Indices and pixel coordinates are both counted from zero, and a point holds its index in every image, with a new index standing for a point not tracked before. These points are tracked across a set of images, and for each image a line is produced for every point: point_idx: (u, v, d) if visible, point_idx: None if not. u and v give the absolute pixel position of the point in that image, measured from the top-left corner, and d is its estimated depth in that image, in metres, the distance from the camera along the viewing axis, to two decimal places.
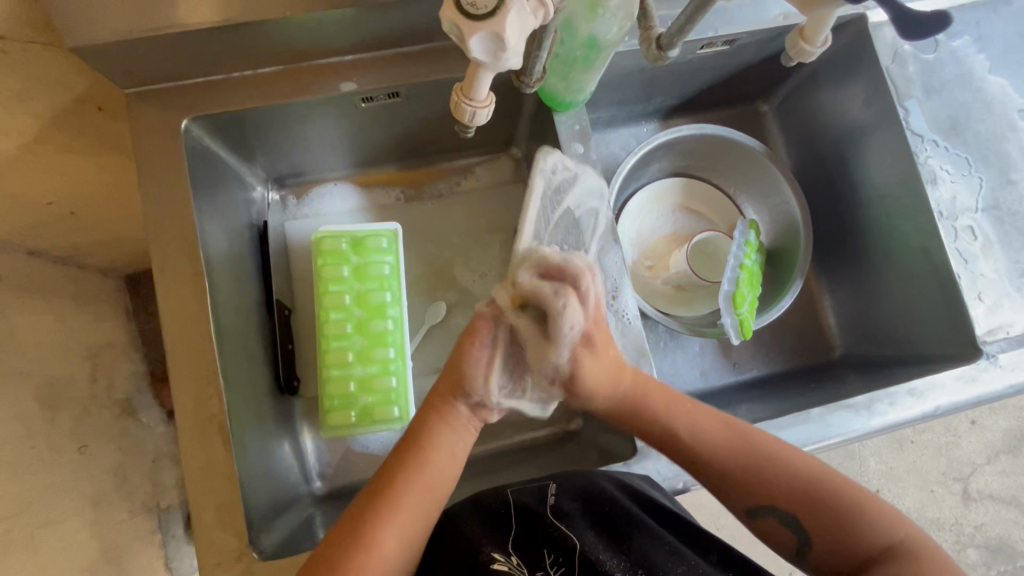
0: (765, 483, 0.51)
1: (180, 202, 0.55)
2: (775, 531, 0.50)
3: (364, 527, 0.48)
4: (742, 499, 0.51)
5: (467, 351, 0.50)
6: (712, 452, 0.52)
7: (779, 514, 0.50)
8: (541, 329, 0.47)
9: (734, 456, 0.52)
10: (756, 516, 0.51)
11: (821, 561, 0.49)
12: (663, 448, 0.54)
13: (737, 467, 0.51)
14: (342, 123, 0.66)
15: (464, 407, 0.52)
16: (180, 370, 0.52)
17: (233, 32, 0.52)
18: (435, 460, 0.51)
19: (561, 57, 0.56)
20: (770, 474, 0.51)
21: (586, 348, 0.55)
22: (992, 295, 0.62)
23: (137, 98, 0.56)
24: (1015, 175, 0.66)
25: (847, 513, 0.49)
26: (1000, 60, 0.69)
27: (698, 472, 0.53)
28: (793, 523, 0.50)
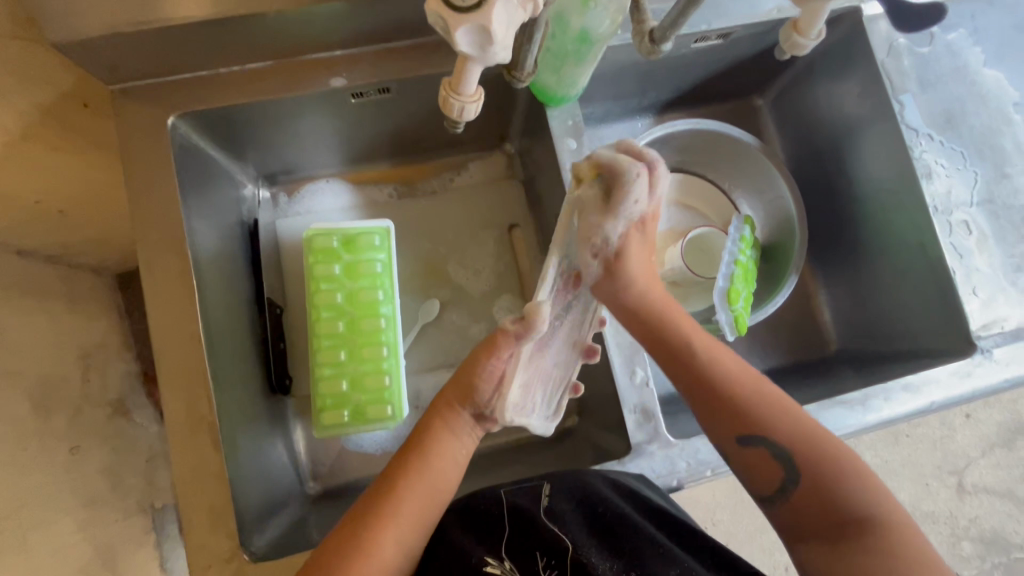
0: (766, 416, 0.50)
1: (167, 200, 0.54)
2: (763, 466, 0.50)
3: (364, 525, 0.48)
4: (738, 420, 0.50)
5: (483, 361, 0.50)
6: (721, 364, 0.52)
7: (771, 448, 0.50)
8: (605, 199, 0.48)
9: (740, 379, 0.52)
10: (748, 444, 0.50)
11: (798, 509, 0.48)
12: (672, 358, 0.53)
13: (743, 391, 0.51)
14: (332, 120, 0.65)
15: (469, 415, 0.53)
16: (169, 370, 0.52)
17: (219, 27, 0.51)
18: (439, 464, 0.51)
19: (553, 52, 0.55)
20: (773, 406, 0.51)
21: (629, 248, 0.52)
22: (987, 290, 0.62)
23: (121, 95, 0.55)
24: (1010, 169, 0.66)
25: (836, 474, 0.48)
26: (995, 53, 0.68)
27: (700, 384, 0.52)
28: (783, 460, 0.49)
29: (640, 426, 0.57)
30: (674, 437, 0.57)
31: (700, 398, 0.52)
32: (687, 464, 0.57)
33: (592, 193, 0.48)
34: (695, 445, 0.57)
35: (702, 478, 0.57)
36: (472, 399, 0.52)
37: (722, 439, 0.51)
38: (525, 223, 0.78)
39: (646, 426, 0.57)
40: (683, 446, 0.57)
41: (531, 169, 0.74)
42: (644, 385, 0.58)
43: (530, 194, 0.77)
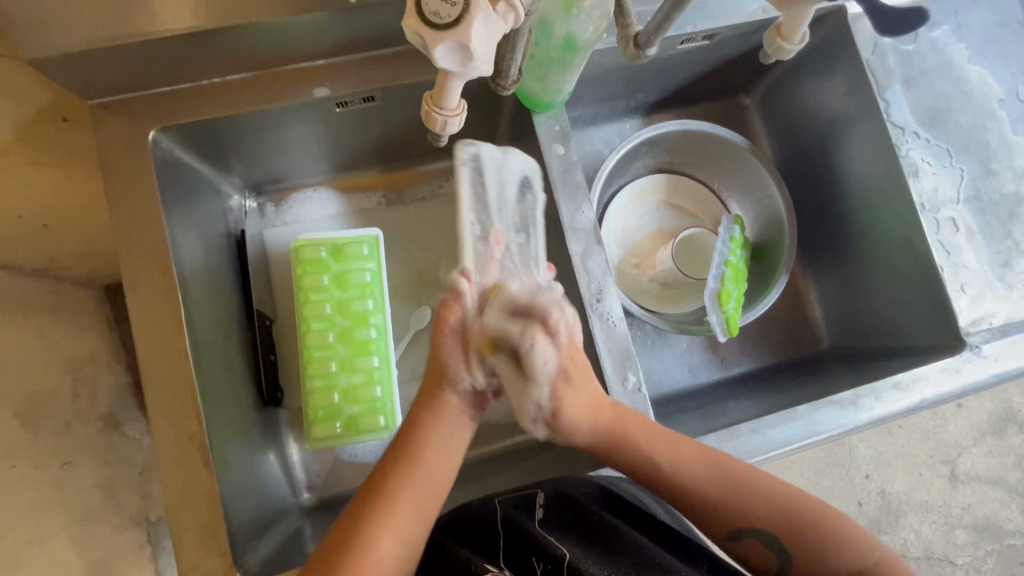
0: (747, 507, 0.52)
1: (150, 216, 0.53)
2: (757, 554, 0.52)
3: (367, 533, 0.47)
4: (723, 522, 0.52)
5: (446, 345, 0.52)
6: (695, 476, 0.52)
7: (761, 534, 0.51)
8: (517, 371, 0.49)
9: (716, 485, 0.52)
10: (737, 538, 0.52)
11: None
12: (644, 475, 0.54)
13: (724, 497, 0.52)
14: (318, 129, 0.64)
15: (453, 393, 0.53)
16: (156, 388, 0.51)
17: (197, 40, 0.50)
18: (427, 453, 0.51)
19: (537, 56, 0.55)
20: (749, 500, 0.52)
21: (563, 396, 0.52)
22: (975, 287, 0.62)
23: (100, 110, 0.54)
24: (995, 165, 0.66)
25: (824, 538, 0.51)
26: (979, 49, 0.68)
27: (682, 498, 0.53)
28: (774, 544, 0.51)
29: None
30: None
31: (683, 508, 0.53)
32: None
33: (506, 370, 0.50)
34: None
35: None
36: (444, 373, 0.52)
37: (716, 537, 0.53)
38: None
39: None
40: None
41: None
42: (636, 390, 0.58)
43: None
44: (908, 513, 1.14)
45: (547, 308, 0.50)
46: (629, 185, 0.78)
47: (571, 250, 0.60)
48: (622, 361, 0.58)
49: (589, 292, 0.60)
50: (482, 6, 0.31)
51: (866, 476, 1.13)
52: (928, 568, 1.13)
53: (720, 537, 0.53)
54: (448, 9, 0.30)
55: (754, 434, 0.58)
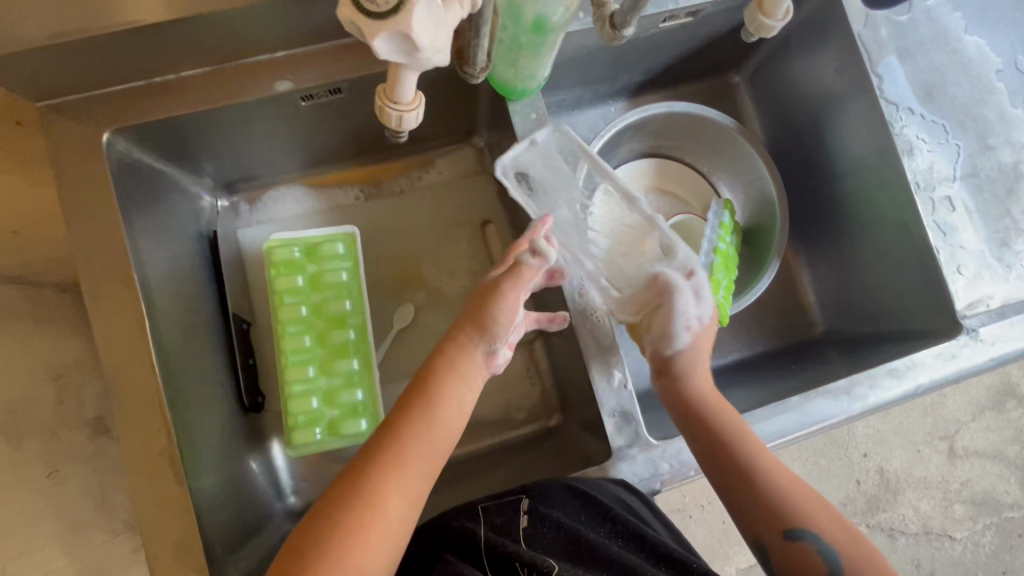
0: (808, 508, 0.50)
1: (108, 223, 0.51)
2: (809, 562, 0.48)
3: (378, 481, 0.45)
4: (780, 516, 0.50)
5: (507, 292, 0.53)
6: (770, 467, 0.51)
7: (820, 544, 0.48)
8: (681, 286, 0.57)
9: (787, 481, 0.51)
10: (792, 538, 0.49)
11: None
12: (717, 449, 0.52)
13: (791, 496, 0.50)
14: (286, 124, 0.62)
15: (485, 347, 0.53)
16: (124, 403, 0.50)
17: (142, 33, 0.47)
18: (444, 412, 0.50)
19: (504, 38, 0.51)
20: (816, 509, 0.50)
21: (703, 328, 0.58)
22: (972, 268, 0.60)
23: (51, 112, 0.51)
24: (993, 140, 0.63)
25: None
26: (976, 19, 0.65)
27: (744, 482, 0.51)
28: (830, 559, 0.48)
29: (620, 430, 0.55)
30: (655, 439, 0.55)
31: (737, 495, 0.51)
32: (670, 465, 0.55)
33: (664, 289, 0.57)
34: (677, 446, 0.55)
35: (683, 480, 0.55)
36: (489, 324, 0.53)
37: (765, 536, 0.50)
38: (498, 219, 0.75)
39: (626, 430, 0.55)
40: (664, 447, 0.55)
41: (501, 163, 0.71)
42: (622, 387, 0.56)
43: (502, 189, 0.74)
44: (907, 490, 1.13)
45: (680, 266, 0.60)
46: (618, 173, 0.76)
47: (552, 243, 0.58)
48: (608, 356, 0.57)
49: (571, 288, 0.59)
50: None
51: (864, 455, 1.12)
52: (927, 543, 1.13)
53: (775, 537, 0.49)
54: None
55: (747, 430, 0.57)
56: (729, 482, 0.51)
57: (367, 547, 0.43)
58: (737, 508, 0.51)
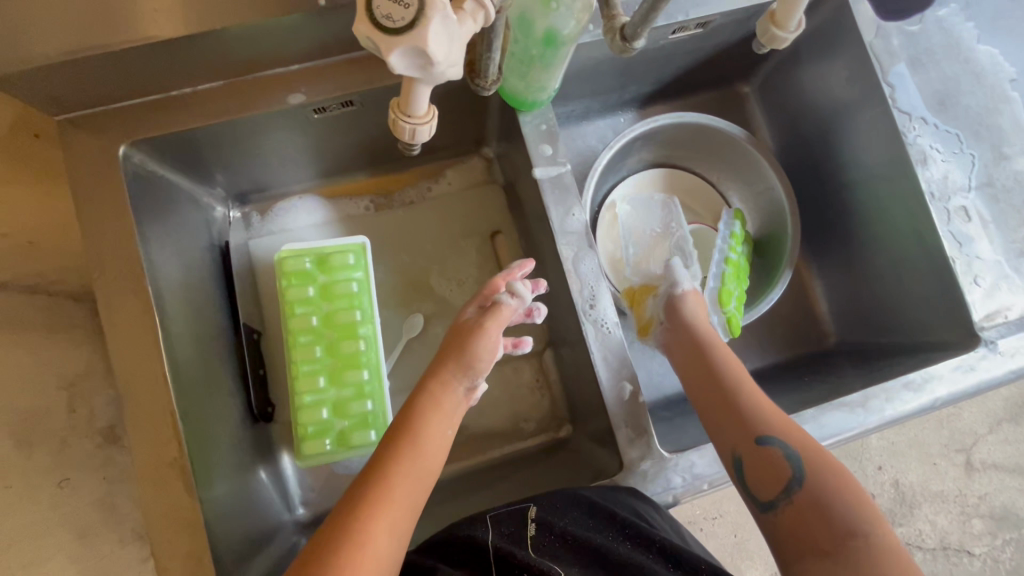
0: (779, 420, 0.51)
1: (124, 235, 0.51)
2: (774, 464, 0.49)
3: (365, 520, 0.43)
4: (751, 424, 0.51)
5: (488, 329, 0.54)
6: (747, 385, 0.54)
7: (786, 450, 0.49)
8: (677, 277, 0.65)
9: (763, 401, 0.53)
10: (762, 443, 0.50)
11: (791, 520, 0.47)
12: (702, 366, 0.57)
13: (762, 411, 0.52)
14: (298, 136, 0.62)
15: (467, 382, 0.53)
16: (137, 415, 0.50)
17: (158, 51, 0.47)
18: (427, 451, 0.49)
19: (514, 54, 0.52)
20: (788, 425, 0.51)
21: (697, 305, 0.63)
22: (989, 279, 0.59)
23: (69, 125, 0.52)
24: (1008, 150, 0.62)
25: (838, 490, 0.47)
26: (988, 28, 0.65)
27: (721, 400, 0.54)
28: (796, 464, 0.48)
29: (632, 443, 0.54)
30: (667, 452, 0.54)
31: (714, 410, 0.54)
32: (682, 479, 0.54)
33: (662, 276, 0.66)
34: (690, 460, 0.55)
35: (698, 493, 0.54)
36: (472, 360, 0.53)
37: (737, 444, 0.51)
38: (508, 229, 0.75)
39: (638, 443, 0.55)
40: (677, 460, 0.54)
41: (511, 173, 0.71)
42: (633, 400, 0.55)
43: (511, 200, 0.74)
44: (923, 504, 1.11)
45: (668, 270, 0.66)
46: (610, 201, 0.74)
47: (562, 254, 0.58)
48: (618, 369, 0.56)
49: (582, 298, 0.57)
50: (442, 7, 0.28)
51: (879, 468, 1.10)
52: (944, 559, 1.10)
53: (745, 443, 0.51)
54: (402, 12, 0.28)
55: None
56: (712, 396, 0.55)
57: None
58: (713, 422, 0.54)
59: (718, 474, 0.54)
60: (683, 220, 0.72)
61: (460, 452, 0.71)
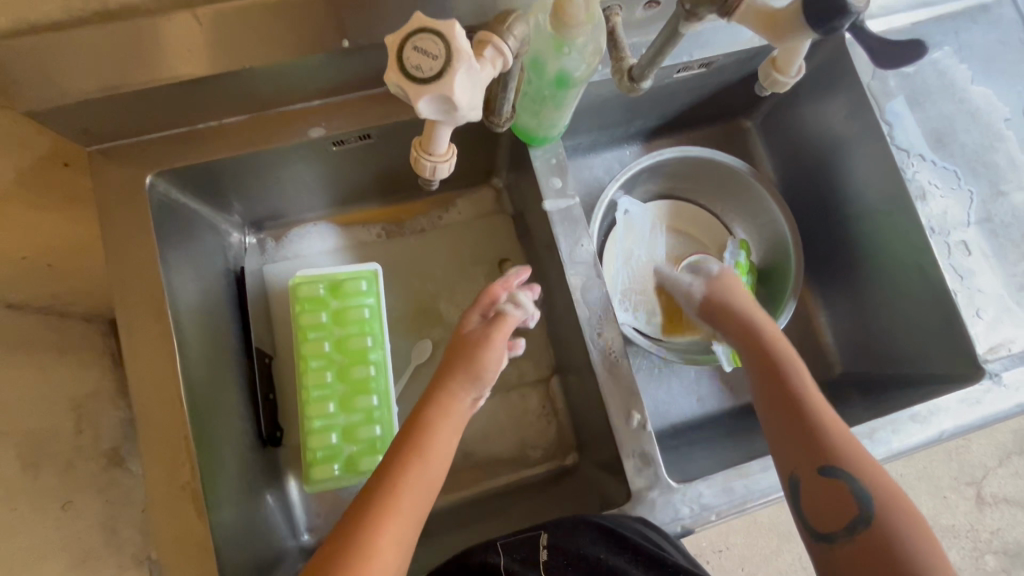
0: (852, 451, 0.49)
1: (147, 261, 0.53)
2: (841, 496, 0.48)
3: (368, 538, 0.43)
4: (819, 449, 0.50)
5: (494, 340, 0.53)
6: (823, 408, 0.52)
7: (855, 485, 0.48)
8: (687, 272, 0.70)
9: (835, 426, 0.51)
10: (828, 473, 0.49)
11: (848, 555, 0.46)
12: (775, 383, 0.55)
13: (835, 438, 0.50)
14: (316, 167, 0.64)
15: (475, 392, 0.53)
16: (151, 438, 0.51)
17: (190, 89, 0.50)
18: (431, 463, 0.48)
19: (528, 95, 0.55)
20: (863, 457, 0.49)
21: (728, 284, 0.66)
22: (991, 312, 0.60)
23: (99, 156, 0.54)
24: (1006, 186, 0.64)
25: (908, 532, 0.46)
26: (983, 69, 0.67)
27: (790, 423, 0.52)
28: (863, 501, 0.47)
29: (639, 472, 0.55)
30: (675, 482, 0.54)
31: (781, 432, 0.53)
32: (691, 509, 0.54)
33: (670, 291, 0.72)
34: (698, 490, 0.55)
35: (708, 522, 0.54)
36: (481, 370, 0.52)
37: (800, 468, 0.50)
38: (516, 257, 0.77)
39: (646, 472, 0.55)
40: (684, 490, 0.54)
41: (520, 203, 0.73)
42: (641, 429, 0.56)
43: (520, 228, 0.76)
44: None
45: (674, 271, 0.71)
46: (615, 223, 0.75)
47: (571, 283, 0.59)
48: (626, 397, 0.57)
49: (590, 327, 0.59)
50: (465, 59, 0.31)
51: None
52: None
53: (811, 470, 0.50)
54: (430, 64, 0.31)
55: (752, 476, 0.55)
56: (780, 414, 0.53)
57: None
58: (778, 443, 0.53)
59: (726, 505, 0.54)
60: (664, 251, 0.77)
61: (466, 479, 0.71)
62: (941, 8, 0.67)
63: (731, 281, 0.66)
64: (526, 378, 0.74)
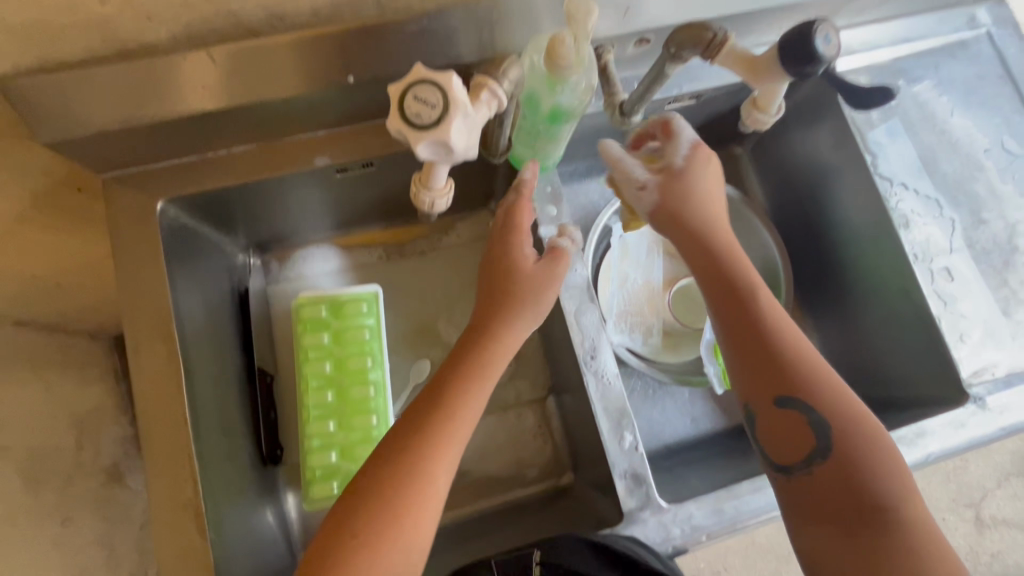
0: (811, 380, 0.48)
1: (156, 283, 0.55)
2: (795, 429, 0.48)
3: (404, 496, 0.43)
4: (778, 381, 0.48)
5: (553, 274, 0.53)
6: (781, 331, 0.50)
7: (811, 415, 0.47)
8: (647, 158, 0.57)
9: (796, 351, 0.49)
10: (783, 405, 0.48)
11: (805, 487, 0.47)
12: (729, 306, 0.51)
13: (794, 367, 0.49)
14: (320, 193, 0.67)
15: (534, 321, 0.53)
16: (153, 455, 0.52)
17: (200, 121, 0.52)
18: (465, 409, 0.47)
19: (523, 128, 0.57)
20: (821, 383, 0.48)
21: (696, 177, 0.55)
22: (975, 337, 0.62)
23: (112, 182, 0.56)
24: (987, 215, 0.66)
25: (874, 464, 0.46)
26: (962, 102, 0.69)
27: (746, 354, 0.50)
28: (823, 434, 0.47)
29: (631, 493, 0.56)
30: (666, 502, 0.56)
31: (740, 361, 0.50)
32: (682, 530, 0.55)
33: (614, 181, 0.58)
34: (689, 511, 0.56)
35: (699, 542, 0.55)
36: (540, 302, 0.52)
37: (755, 400, 0.50)
38: None
39: (637, 492, 0.56)
40: (675, 511, 0.56)
41: None
42: (633, 449, 0.57)
43: None
44: None
45: (615, 147, 0.56)
46: (610, 247, 0.76)
47: (565, 307, 0.61)
48: (618, 418, 0.58)
49: (583, 350, 0.60)
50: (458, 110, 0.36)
51: None
52: None
53: (767, 402, 0.49)
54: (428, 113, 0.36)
55: (742, 497, 0.56)
56: (734, 343, 0.50)
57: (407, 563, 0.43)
58: (735, 374, 0.51)
59: (716, 525, 0.55)
60: (659, 274, 0.78)
61: (462, 498, 0.72)
62: (921, 44, 0.70)
63: (694, 175, 0.55)
64: (522, 398, 0.75)
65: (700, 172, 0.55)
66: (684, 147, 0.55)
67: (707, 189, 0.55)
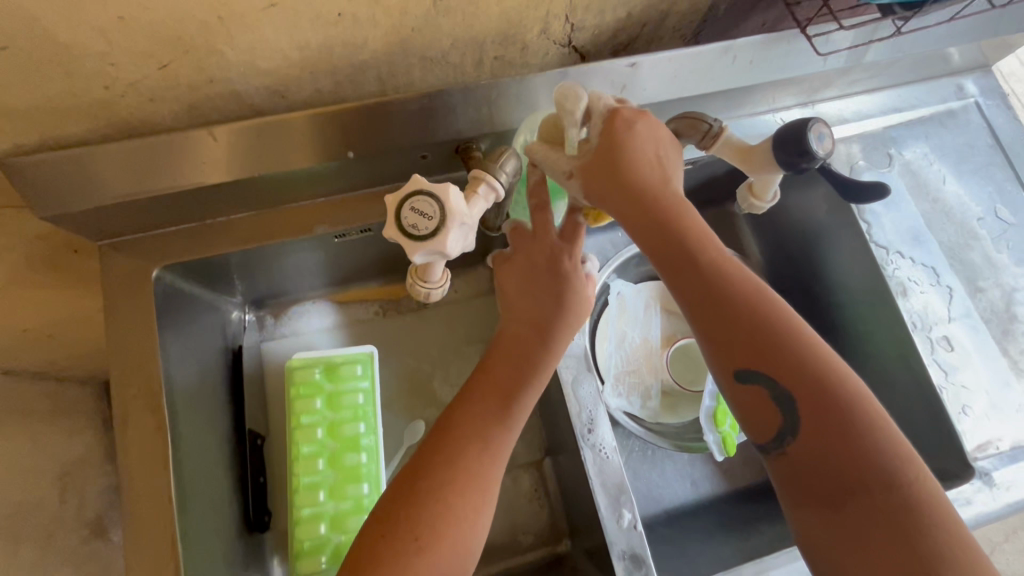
0: (779, 348, 0.40)
1: (148, 353, 0.54)
2: (764, 404, 0.40)
3: (466, 498, 0.43)
4: (740, 352, 0.41)
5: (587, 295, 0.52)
6: (738, 289, 0.41)
7: (778, 388, 0.40)
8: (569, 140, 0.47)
9: (757, 310, 0.41)
10: (747, 379, 0.41)
11: (785, 468, 0.40)
12: (675, 266, 0.43)
13: (756, 331, 0.41)
14: (318, 254, 0.66)
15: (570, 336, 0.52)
16: (136, 535, 0.50)
17: (200, 194, 0.52)
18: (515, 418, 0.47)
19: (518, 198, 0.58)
20: (789, 348, 0.40)
21: (621, 144, 0.44)
22: (977, 409, 0.61)
23: (109, 249, 0.56)
24: (983, 283, 0.66)
25: (862, 433, 0.39)
26: (954, 170, 0.70)
27: (702, 318, 0.42)
28: (795, 408, 0.40)
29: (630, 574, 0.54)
30: None
31: (700, 327, 0.42)
32: None
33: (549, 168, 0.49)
34: None
35: None
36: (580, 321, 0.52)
37: (719, 373, 0.42)
38: None
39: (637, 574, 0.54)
40: None
41: None
42: (632, 528, 0.56)
43: None
44: None
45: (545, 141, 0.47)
46: (608, 304, 0.76)
47: (562, 377, 0.61)
48: (617, 495, 0.57)
49: (581, 422, 0.60)
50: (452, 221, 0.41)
51: None
52: None
53: (731, 375, 0.41)
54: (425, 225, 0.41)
55: None
56: (688, 307, 0.42)
57: (462, 563, 0.43)
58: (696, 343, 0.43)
59: None
60: (657, 332, 0.77)
61: None
62: (911, 114, 0.71)
63: (621, 139, 0.43)
64: (518, 460, 0.73)
65: (628, 135, 0.43)
66: (598, 119, 0.44)
67: (640, 147, 0.44)
